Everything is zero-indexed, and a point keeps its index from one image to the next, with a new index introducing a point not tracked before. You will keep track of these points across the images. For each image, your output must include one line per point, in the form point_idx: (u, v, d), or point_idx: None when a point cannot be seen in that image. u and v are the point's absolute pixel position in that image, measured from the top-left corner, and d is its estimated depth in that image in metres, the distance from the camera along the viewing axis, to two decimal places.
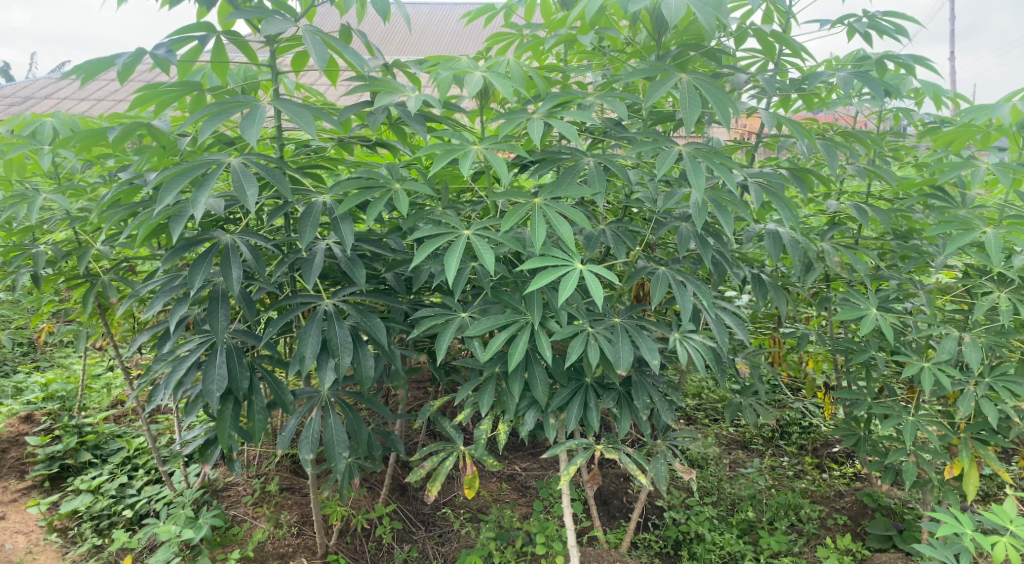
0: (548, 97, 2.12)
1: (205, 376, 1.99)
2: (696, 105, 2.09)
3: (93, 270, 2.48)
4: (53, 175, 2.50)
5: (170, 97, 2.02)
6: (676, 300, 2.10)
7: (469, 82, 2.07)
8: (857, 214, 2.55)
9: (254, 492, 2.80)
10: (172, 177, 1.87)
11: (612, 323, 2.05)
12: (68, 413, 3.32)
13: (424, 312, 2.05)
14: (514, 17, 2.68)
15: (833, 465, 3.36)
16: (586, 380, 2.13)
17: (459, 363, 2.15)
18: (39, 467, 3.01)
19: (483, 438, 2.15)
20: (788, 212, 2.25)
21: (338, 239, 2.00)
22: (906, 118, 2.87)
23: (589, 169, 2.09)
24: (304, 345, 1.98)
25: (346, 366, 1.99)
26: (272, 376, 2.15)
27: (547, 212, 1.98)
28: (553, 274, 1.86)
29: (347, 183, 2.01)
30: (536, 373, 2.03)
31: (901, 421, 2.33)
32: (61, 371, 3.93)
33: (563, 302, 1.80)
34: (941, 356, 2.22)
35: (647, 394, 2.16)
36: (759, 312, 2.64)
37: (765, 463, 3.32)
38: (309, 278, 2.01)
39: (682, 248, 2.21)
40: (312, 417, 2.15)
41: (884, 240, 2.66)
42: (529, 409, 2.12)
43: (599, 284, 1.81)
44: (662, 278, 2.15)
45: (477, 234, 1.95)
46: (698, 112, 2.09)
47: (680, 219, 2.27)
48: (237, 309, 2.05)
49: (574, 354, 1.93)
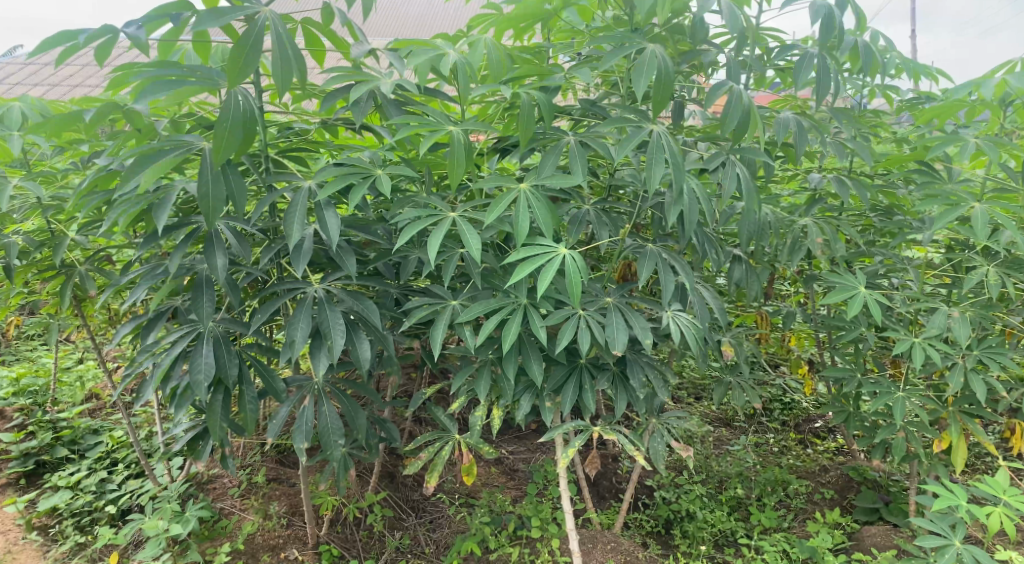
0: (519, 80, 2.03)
1: (191, 366, 1.93)
2: (644, 76, 1.97)
3: (67, 261, 2.39)
4: (20, 163, 2.40)
5: (148, 79, 1.93)
6: (662, 283, 2.04)
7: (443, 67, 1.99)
8: (840, 190, 2.55)
9: (241, 484, 2.75)
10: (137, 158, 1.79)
11: (604, 305, 2.00)
12: (42, 408, 3.23)
13: (415, 299, 1.99)
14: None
15: (816, 441, 3.40)
16: (580, 361, 2.08)
17: (451, 350, 2.09)
18: (13, 464, 2.92)
19: (479, 424, 2.11)
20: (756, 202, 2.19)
21: (324, 227, 1.93)
22: (888, 94, 2.88)
23: (571, 151, 2.00)
24: (295, 329, 1.93)
25: (339, 353, 1.93)
26: (261, 364, 2.08)
27: (532, 199, 1.89)
28: (536, 263, 1.79)
29: (330, 170, 1.93)
30: (530, 356, 1.96)
31: (891, 397, 2.35)
32: (29, 365, 3.81)
33: (539, 295, 1.74)
34: (931, 332, 2.24)
35: (642, 373, 2.11)
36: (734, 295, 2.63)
37: (750, 440, 3.36)
38: (298, 264, 1.95)
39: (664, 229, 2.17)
40: (304, 406, 2.09)
41: (869, 216, 2.68)
42: (525, 393, 2.07)
43: (579, 280, 1.76)
44: (650, 258, 2.07)
45: (462, 218, 1.89)
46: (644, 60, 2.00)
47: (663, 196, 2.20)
48: (222, 297, 1.98)
49: (567, 337, 1.86)
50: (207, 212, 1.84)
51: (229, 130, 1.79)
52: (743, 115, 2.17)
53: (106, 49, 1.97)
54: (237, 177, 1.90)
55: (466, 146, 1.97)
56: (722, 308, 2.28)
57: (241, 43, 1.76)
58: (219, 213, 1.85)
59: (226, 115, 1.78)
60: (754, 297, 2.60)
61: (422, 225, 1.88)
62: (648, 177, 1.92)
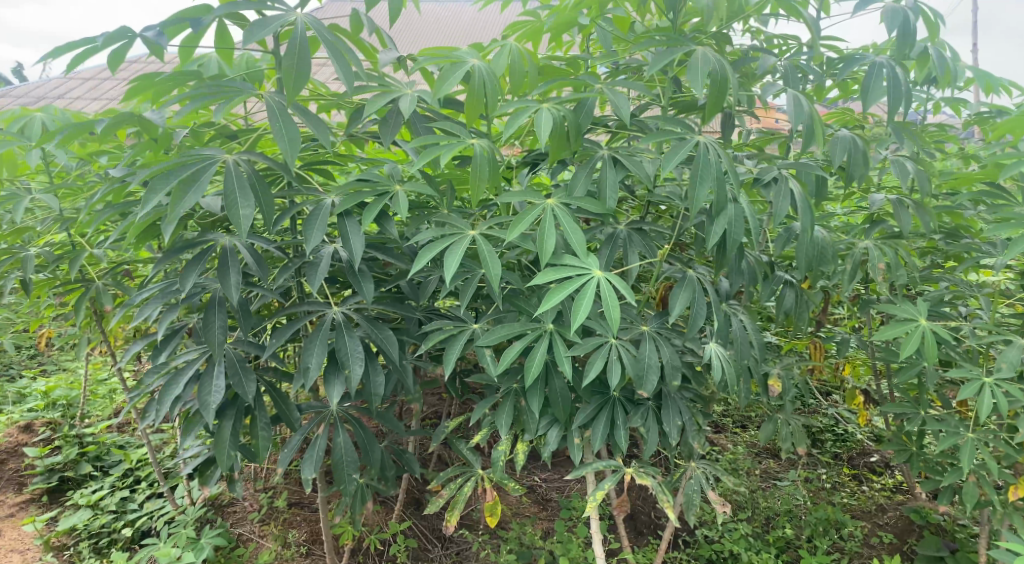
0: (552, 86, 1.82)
1: (201, 390, 1.84)
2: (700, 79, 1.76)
3: (88, 275, 2.35)
4: (46, 175, 2.38)
5: (167, 87, 1.86)
6: (690, 315, 1.79)
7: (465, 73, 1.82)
8: (899, 211, 2.31)
9: (261, 508, 2.66)
10: (161, 176, 1.70)
11: (640, 331, 1.80)
12: (70, 422, 3.21)
13: (433, 323, 1.83)
14: (530, 1, 2.47)
15: (872, 477, 3.16)
16: (613, 393, 1.84)
17: (475, 378, 1.93)
18: (37, 479, 2.89)
19: (502, 459, 1.94)
20: (810, 227, 1.94)
21: (349, 247, 1.80)
22: (954, 108, 2.66)
23: (603, 169, 1.79)
24: (309, 356, 1.81)
25: (357, 379, 1.81)
26: (275, 391, 1.97)
27: (559, 215, 1.68)
28: (569, 287, 1.59)
29: (345, 186, 1.79)
30: (556, 388, 1.78)
31: (958, 439, 2.11)
32: (64, 377, 3.82)
33: (573, 325, 1.54)
34: (1004, 369, 1.99)
35: (676, 412, 1.86)
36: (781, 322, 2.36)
37: (800, 475, 3.13)
38: (312, 280, 1.82)
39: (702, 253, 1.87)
40: (317, 434, 1.98)
41: (932, 238, 2.45)
42: (552, 427, 1.86)
43: (616, 304, 1.56)
44: (690, 285, 1.81)
45: (485, 238, 1.71)
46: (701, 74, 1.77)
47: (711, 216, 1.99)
48: (238, 320, 1.89)
49: (596, 369, 1.69)
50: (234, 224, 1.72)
51: (279, 135, 1.71)
52: (805, 119, 1.98)
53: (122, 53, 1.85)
54: (266, 190, 1.79)
55: (489, 159, 1.78)
56: (763, 337, 2.03)
57: (291, 54, 1.69)
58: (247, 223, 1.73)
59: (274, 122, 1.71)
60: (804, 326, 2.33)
61: (442, 246, 1.71)
62: (693, 200, 1.71)
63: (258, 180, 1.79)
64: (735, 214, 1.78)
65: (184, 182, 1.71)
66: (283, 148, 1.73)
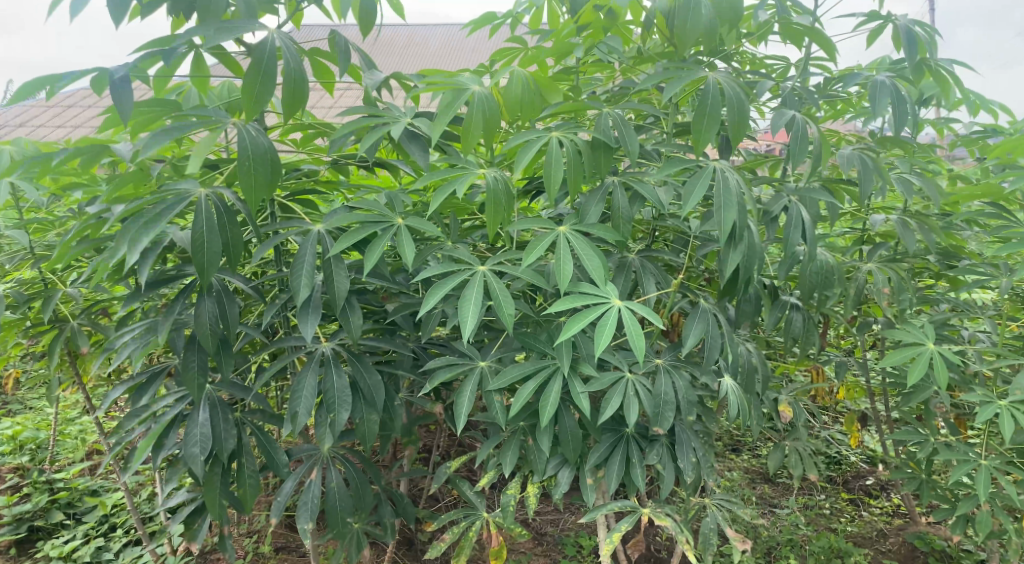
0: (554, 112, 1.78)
1: (184, 439, 1.72)
2: (718, 117, 1.69)
3: (61, 314, 2.23)
4: (14, 210, 2.25)
5: (145, 119, 1.78)
6: (707, 350, 1.72)
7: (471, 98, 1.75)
8: (902, 232, 2.28)
9: (246, 555, 2.52)
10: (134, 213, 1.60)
11: (653, 365, 1.72)
12: (38, 468, 3.04)
13: (436, 360, 1.72)
14: (518, 24, 2.42)
15: (870, 501, 3.10)
16: (626, 430, 1.76)
17: (478, 417, 1.83)
18: (4, 531, 2.72)
19: (510, 503, 1.85)
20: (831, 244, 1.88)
21: (330, 284, 1.68)
22: (944, 130, 2.65)
23: (614, 195, 1.74)
24: (300, 400, 1.69)
25: (346, 422, 1.70)
26: (263, 433, 1.85)
27: (572, 241, 1.61)
28: (587, 318, 1.50)
29: (344, 216, 1.69)
30: (567, 426, 1.68)
31: (974, 467, 2.06)
32: (30, 417, 3.63)
33: (597, 355, 1.45)
34: (1019, 394, 1.95)
35: (692, 448, 1.78)
36: (789, 349, 2.25)
37: (799, 502, 3.06)
38: (306, 325, 1.68)
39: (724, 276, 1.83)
40: (310, 479, 1.85)
41: (929, 262, 2.42)
42: (563, 467, 1.77)
43: (640, 331, 1.48)
44: (704, 316, 1.74)
45: (496, 271, 1.63)
46: (717, 116, 1.69)
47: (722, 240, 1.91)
48: (216, 358, 1.74)
49: (613, 407, 1.61)
50: (201, 263, 1.60)
51: (253, 165, 1.60)
52: (809, 149, 1.95)
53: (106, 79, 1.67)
54: (233, 224, 1.66)
55: (503, 189, 1.70)
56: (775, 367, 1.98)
57: (253, 75, 1.59)
58: (214, 266, 1.61)
59: (247, 150, 1.60)
60: (817, 349, 2.24)
61: (452, 283, 1.61)
62: (721, 224, 1.64)
63: (227, 213, 1.66)
64: (748, 249, 1.71)
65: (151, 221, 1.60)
66: (251, 193, 1.61)
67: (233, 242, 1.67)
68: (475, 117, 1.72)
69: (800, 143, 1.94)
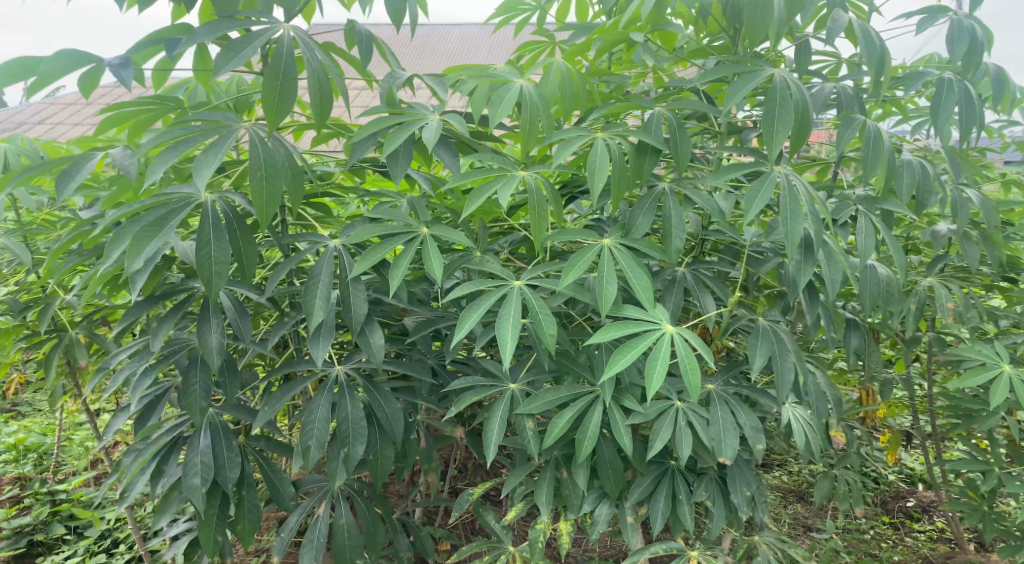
0: (600, 106, 1.61)
1: (183, 467, 1.59)
2: (791, 115, 1.50)
3: (61, 323, 2.10)
4: (13, 212, 2.13)
5: (144, 117, 1.64)
6: (777, 373, 1.56)
7: (503, 93, 1.58)
8: (964, 242, 2.10)
9: None
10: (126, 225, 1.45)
11: (707, 393, 1.58)
12: (40, 478, 2.93)
13: (462, 385, 1.57)
14: (546, 17, 2.26)
15: (913, 524, 2.90)
16: (673, 463, 1.61)
17: (506, 446, 1.68)
18: (2, 545, 2.59)
19: (540, 540, 1.69)
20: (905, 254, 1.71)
21: (346, 304, 1.53)
22: (999, 132, 2.47)
23: (666, 202, 1.57)
24: (309, 430, 1.55)
25: (358, 457, 1.55)
26: (266, 462, 1.70)
27: (619, 255, 1.46)
28: (636, 346, 1.35)
29: (364, 229, 1.54)
30: (607, 458, 1.53)
31: None
32: (37, 420, 3.52)
33: (649, 395, 1.29)
34: None
35: (746, 482, 1.63)
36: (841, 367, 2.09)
37: (837, 525, 2.87)
38: (318, 350, 1.54)
39: (787, 295, 1.66)
40: (318, 514, 1.71)
41: (989, 275, 2.24)
42: (601, 502, 1.62)
43: (695, 365, 1.32)
44: (765, 338, 1.59)
45: (532, 289, 1.47)
46: (794, 123, 1.49)
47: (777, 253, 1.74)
48: (221, 382, 1.60)
49: (663, 442, 1.46)
50: (207, 277, 1.45)
51: (267, 176, 1.45)
52: (884, 156, 1.76)
53: (94, 78, 1.50)
54: (245, 234, 1.52)
55: (547, 194, 1.55)
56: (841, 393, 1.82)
57: (271, 77, 1.43)
58: (223, 278, 1.46)
59: (259, 157, 1.45)
60: (875, 366, 2.08)
61: (488, 301, 1.46)
62: (786, 235, 1.47)
63: (236, 221, 1.52)
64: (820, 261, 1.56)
65: (148, 232, 1.45)
66: (265, 204, 1.46)
67: (239, 257, 1.52)
68: (501, 109, 1.55)
69: (876, 142, 1.76)
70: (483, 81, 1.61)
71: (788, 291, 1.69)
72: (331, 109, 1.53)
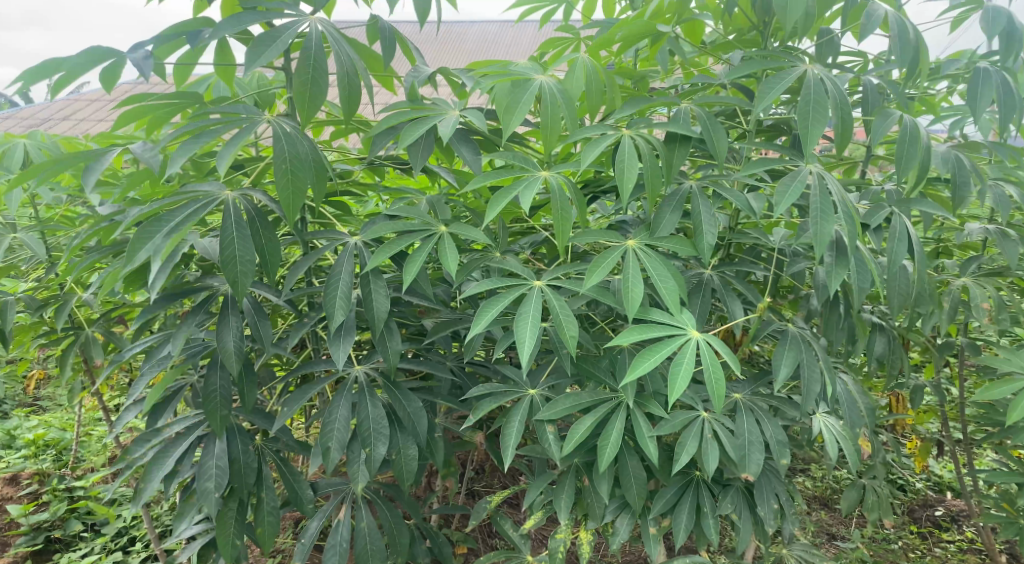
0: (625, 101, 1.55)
1: (198, 471, 1.56)
2: (825, 112, 1.44)
3: (78, 321, 2.09)
4: (32, 208, 2.12)
5: (161, 113, 1.61)
6: (804, 382, 1.51)
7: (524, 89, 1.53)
8: (1002, 245, 2.02)
9: None
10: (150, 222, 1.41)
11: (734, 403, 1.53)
12: (59, 474, 2.94)
13: (479, 390, 1.53)
14: (569, 10, 2.21)
15: (941, 535, 2.81)
16: (696, 474, 1.56)
17: (525, 452, 1.64)
18: (21, 541, 2.59)
19: (560, 549, 1.64)
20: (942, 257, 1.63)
21: (366, 302, 1.50)
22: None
23: (694, 202, 1.51)
24: (328, 432, 1.52)
25: (380, 458, 1.51)
26: (285, 465, 1.67)
27: (643, 256, 1.41)
28: (660, 351, 1.30)
29: (382, 227, 1.50)
30: (630, 468, 1.48)
31: None
32: (57, 416, 3.54)
33: (672, 400, 1.24)
34: None
35: (773, 494, 1.58)
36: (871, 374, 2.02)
37: (863, 534, 2.79)
38: (336, 350, 1.50)
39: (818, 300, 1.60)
40: (339, 518, 1.68)
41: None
42: (622, 513, 1.58)
43: (721, 375, 1.27)
44: (794, 345, 1.52)
45: (554, 289, 1.42)
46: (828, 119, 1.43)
47: (806, 255, 1.68)
48: (239, 385, 1.57)
49: (687, 453, 1.41)
50: (232, 277, 1.41)
51: (292, 171, 1.42)
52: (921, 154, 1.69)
53: (113, 72, 1.49)
54: (268, 229, 1.49)
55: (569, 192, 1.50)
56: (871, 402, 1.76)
57: (303, 72, 1.40)
58: (248, 277, 1.43)
59: (286, 152, 1.42)
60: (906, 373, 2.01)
61: (504, 300, 1.41)
62: (814, 236, 1.41)
63: (259, 218, 1.49)
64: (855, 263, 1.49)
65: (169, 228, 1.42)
66: (292, 202, 1.43)
67: (261, 255, 1.49)
68: (523, 105, 1.51)
69: (915, 138, 1.68)
70: (503, 78, 1.57)
71: (818, 295, 1.62)
72: (353, 104, 1.50)
